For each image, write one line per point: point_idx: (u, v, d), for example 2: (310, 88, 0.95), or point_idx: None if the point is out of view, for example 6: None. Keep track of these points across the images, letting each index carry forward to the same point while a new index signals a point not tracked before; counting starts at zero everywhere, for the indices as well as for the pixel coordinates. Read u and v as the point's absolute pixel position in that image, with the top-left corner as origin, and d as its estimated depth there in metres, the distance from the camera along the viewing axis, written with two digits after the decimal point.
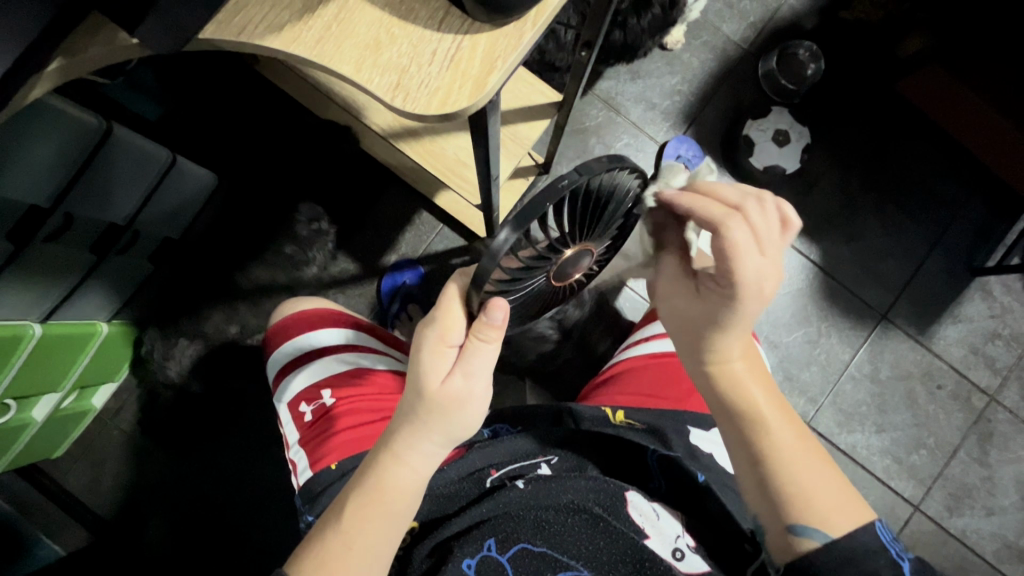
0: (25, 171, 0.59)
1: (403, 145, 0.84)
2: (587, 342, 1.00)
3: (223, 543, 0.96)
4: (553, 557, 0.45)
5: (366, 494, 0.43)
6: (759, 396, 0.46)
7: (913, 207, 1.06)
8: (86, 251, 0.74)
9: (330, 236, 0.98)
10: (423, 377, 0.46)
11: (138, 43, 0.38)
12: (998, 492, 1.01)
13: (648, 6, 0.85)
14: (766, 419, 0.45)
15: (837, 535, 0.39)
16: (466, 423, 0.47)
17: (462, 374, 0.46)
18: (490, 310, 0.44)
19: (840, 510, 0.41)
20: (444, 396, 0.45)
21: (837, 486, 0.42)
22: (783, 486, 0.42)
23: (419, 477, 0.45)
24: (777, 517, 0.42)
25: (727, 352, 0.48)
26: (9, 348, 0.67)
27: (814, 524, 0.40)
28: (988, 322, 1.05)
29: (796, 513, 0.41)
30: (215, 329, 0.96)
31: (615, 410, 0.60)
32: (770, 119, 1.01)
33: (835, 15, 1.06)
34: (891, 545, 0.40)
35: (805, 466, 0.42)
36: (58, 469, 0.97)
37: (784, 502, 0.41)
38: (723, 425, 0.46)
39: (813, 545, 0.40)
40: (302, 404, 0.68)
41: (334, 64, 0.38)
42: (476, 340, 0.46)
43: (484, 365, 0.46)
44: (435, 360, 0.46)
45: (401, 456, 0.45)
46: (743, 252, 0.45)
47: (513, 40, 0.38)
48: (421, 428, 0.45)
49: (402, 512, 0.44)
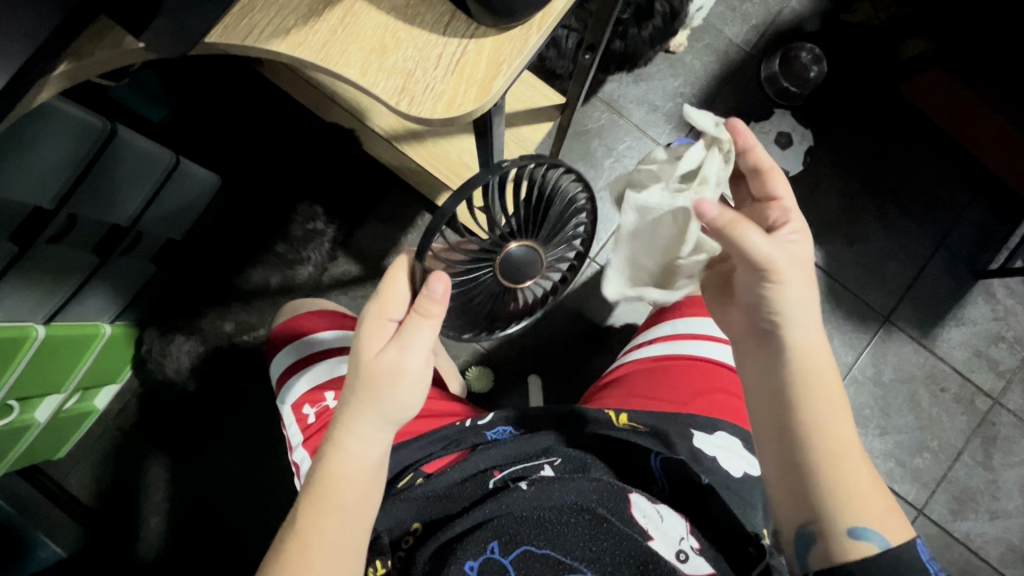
0: (30, 172, 0.59)
1: (405, 147, 0.85)
2: (590, 344, 1.00)
3: (227, 544, 0.96)
4: (556, 558, 0.46)
5: (312, 487, 0.45)
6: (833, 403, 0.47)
7: (917, 210, 1.06)
8: (90, 251, 0.74)
9: (326, 234, 0.97)
10: (363, 350, 0.47)
11: (145, 46, 0.39)
12: (1002, 495, 1.01)
13: (650, 17, 0.85)
14: (838, 414, 0.47)
15: (895, 543, 0.43)
16: (407, 402, 0.47)
17: (396, 346, 0.46)
18: (431, 282, 0.45)
19: (894, 521, 0.44)
20: (379, 365, 0.46)
21: (886, 498, 0.46)
22: (852, 488, 0.45)
23: (363, 463, 0.46)
24: (828, 521, 0.45)
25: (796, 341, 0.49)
26: (14, 351, 0.67)
27: (874, 529, 0.43)
28: (991, 325, 1.04)
29: (860, 518, 0.44)
30: (211, 326, 0.94)
31: (617, 412, 0.59)
32: (773, 122, 1.04)
33: (838, 18, 1.06)
34: (932, 564, 0.43)
35: (865, 475, 0.46)
36: (60, 470, 0.97)
37: (845, 508, 0.44)
38: (790, 424, 0.48)
39: (872, 549, 0.43)
40: (306, 406, 0.67)
41: (340, 68, 0.39)
42: (413, 314, 0.46)
43: (421, 339, 0.46)
44: (373, 332, 0.48)
45: (342, 442, 0.46)
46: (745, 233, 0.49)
47: (518, 44, 0.38)
48: (360, 405, 0.46)
49: (350, 500, 0.45)
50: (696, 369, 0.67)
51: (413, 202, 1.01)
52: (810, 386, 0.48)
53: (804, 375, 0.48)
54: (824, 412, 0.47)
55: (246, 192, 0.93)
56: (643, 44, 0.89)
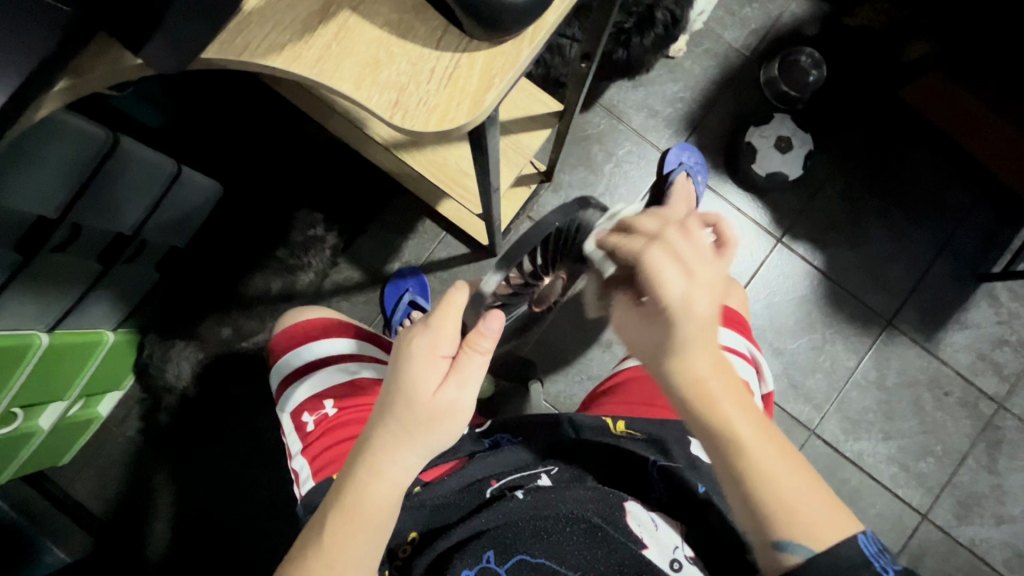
0: (34, 184, 0.60)
1: (405, 154, 0.84)
2: (590, 348, 1.00)
3: (229, 551, 0.96)
4: (552, 568, 0.45)
5: (342, 516, 0.42)
6: (734, 416, 0.43)
7: (918, 214, 1.06)
8: (93, 260, 0.75)
9: (325, 238, 0.98)
10: (414, 385, 0.44)
11: (143, 63, 0.39)
12: (1007, 500, 1.01)
13: (652, 26, 0.84)
14: (735, 422, 0.43)
15: (822, 548, 0.38)
16: (452, 436, 0.45)
17: (455, 384, 0.44)
18: (487, 320, 0.44)
19: (826, 521, 0.39)
20: (435, 406, 0.43)
21: (820, 496, 0.40)
22: (773, 494, 0.40)
23: (400, 491, 0.44)
24: (759, 530, 0.40)
25: (698, 368, 0.44)
26: (15, 359, 0.67)
27: (796, 537, 0.39)
28: (995, 328, 1.04)
29: (781, 529, 0.39)
30: (209, 333, 0.95)
31: (615, 419, 0.59)
32: (771, 126, 1.02)
33: (838, 21, 1.06)
34: (876, 558, 0.38)
35: (788, 475, 0.41)
36: (64, 477, 0.98)
37: (770, 514, 0.40)
38: (702, 445, 0.44)
39: (796, 561, 0.38)
40: (305, 414, 0.68)
41: (335, 83, 0.39)
42: (469, 350, 0.44)
43: (476, 376, 0.45)
44: (426, 368, 0.44)
45: (379, 470, 0.43)
46: (660, 270, 0.45)
47: (510, 58, 0.39)
48: (404, 440, 0.43)
49: (385, 526, 0.43)
50: None
51: (413, 208, 1.01)
52: (699, 404, 0.44)
53: (700, 388, 0.44)
54: (727, 425, 0.43)
55: (247, 197, 0.96)
56: (646, 51, 0.89)
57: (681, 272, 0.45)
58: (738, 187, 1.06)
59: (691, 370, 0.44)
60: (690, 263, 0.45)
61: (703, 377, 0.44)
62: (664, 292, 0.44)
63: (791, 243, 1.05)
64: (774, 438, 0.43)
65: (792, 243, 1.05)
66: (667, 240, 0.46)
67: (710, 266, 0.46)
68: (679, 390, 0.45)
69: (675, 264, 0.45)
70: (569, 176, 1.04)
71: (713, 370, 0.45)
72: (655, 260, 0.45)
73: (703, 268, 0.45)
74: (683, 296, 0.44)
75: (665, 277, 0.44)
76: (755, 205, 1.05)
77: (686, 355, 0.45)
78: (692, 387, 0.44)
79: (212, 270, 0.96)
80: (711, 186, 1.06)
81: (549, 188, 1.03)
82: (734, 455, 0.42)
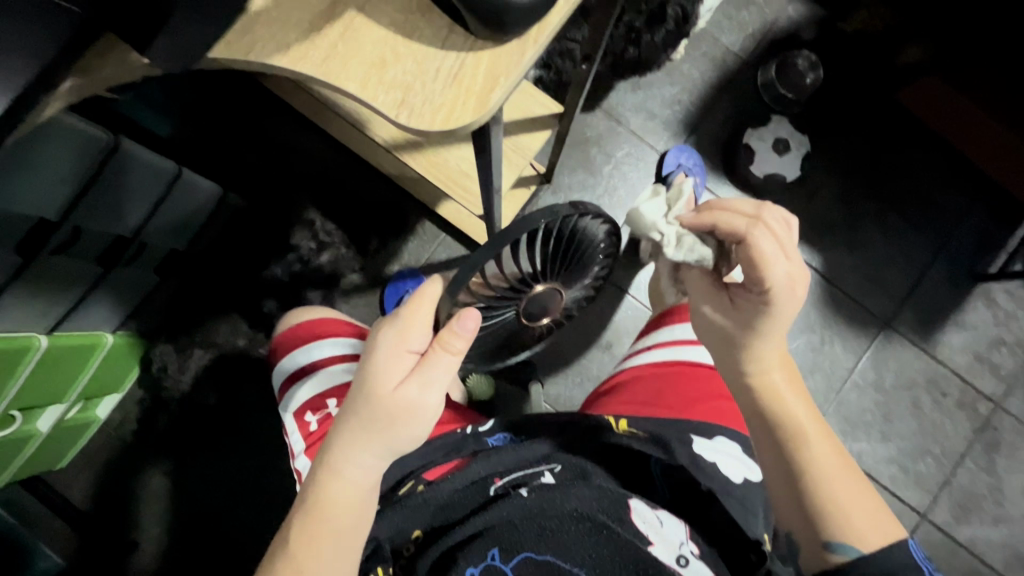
0: (37, 185, 0.60)
1: (406, 156, 0.85)
2: (589, 348, 1.01)
3: (228, 554, 0.96)
4: (557, 565, 0.45)
5: (306, 515, 0.43)
6: (795, 412, 0.48)
7: (915, 215, 1.06)
8: (92, 263, 0.75)
9: (339, 247, 0.98)
10: (376, 380, 0.44)
11: (150, 63, 0.40)
12: (1005, 500, 1.01)
13: (662, 21, 0.85)
14: (796, 416, 0.48)
15: (868, 550, 0.42)
16: (414, 436, 0.45)
17: (418, 383, 0.44)
18: (462, 319, 0.44)
19: (873, 524, 0.43)
20: (396, 403, 0.44)
21: (868, 497, 0.44)
22: (830, 492, 0.44)
23: (360, 490, 0.44)
24: (810, 528, 0.44)
25: (768, 357, 0.51)
26: (15, 363, 0.67)
27: (849, 540, 0.42)
28: (992, 329, 1.05)
29: (835, 526, 0.43)
30: (226, 339, 0.97)
31: (618, 419, 0.59)
32: (770, 128, 1.03)
33: (834, 25, 1.07)
34: (923, 562, 0.41)
35: (842, 478, 0.45)
36: (61, 480, 0.97)
37: (823, 513, 0.44)
38: (762, 438, 0.49)
39: (845, 560, 0.42)
40: (308, 413, 0.68)
41: (341, 81, 0.39)
42: (439, 349, 0.45)
43: (443, 375, 0.45)
44: (391, 361, 0.44)
45: (337, 472, 0.44)
46: (768, 258, 0.49)
47: (515, 57, 0.39)
48: (364, 435, 0.44)
49: (356, 533, 0.44)
50: (697, 376, 0.67)
51: (412, 209, 1.02)
52: (769, 396, 0.50)
53: (765, 374, 0.51)
54: (789, 423, 0.48)
55: (262, 207, 0.98)
56: (657, 51, 0.89)
57: (778, 256, 0.50)
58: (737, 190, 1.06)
59: (763, 363, 0.51)
60: (775, 254, 0.50)
61: (768, 370, 0.51)
62: (769, 271, 0.49)
63: None
64: (831, 438, 0.48)
65: None
66: (766, 222, 0.50)
67: (793, 257, 0.51)
68: (753, 375, 0.51)
69: (777, 249, 0.50)
70: (569, 178, 1.05)
71: (777, 367, 0.51)
72: (760, 241, 0.49)
73: (788, 262, 0.50)
74: (784, 277, 0.49)
75: (767, 257, 0.49)
76: None
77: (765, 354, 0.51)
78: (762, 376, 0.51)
79: (216, 275, 0.97)
80: (711, 188, 1.06)
81: (549, 190, 1.04)
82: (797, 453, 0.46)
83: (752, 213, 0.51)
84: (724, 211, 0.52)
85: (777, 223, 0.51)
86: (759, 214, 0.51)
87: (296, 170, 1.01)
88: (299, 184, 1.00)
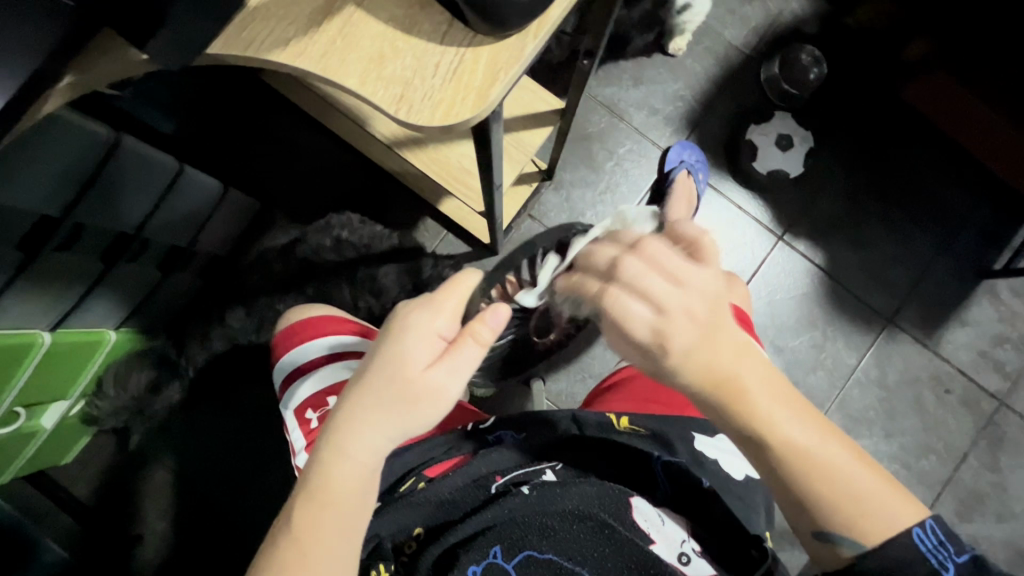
0: (39, 181, 0.59)
1: (407, 152, 0.85)
2: (590, 342, 1.00)
3: (231, 549, 0.96)
4: (558, 563, 0.46)
5: (311, 497, 0.41)
6: (770, 410, 0.41)
7: (919, 212, 1.06)
8: (97, 260, 0.75)
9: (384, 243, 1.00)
10: (406, 358, 0.44)
11: (148, 58, 0.39)
12: (1009, 498, 1.01)
13: None
14: (765, 413, 0.41)
15: (872, 543, 0.39)
16: (426, 422, 0.45)
17: (447, 368, 0.44)
18: (492, 313, 0.46)
19: (878, 516, 0.39)
20: (422, 385, 0.44)
21: (864, 473, 0.41)
22: (828, 493, 0.40)
23: (368, 472, 0.43)
24: (809, 521, 0.41)
25: (732, 372, 0.41)
26: (19, 359, 0.67)
27: (847, 532, 0.40)
28: (996, 326, 1.04)
29: (836, 522, 0.40)
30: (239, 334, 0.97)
31: (619, 416, 0.60)
32: (773, 124, 1.04)
33: (838, 20, 1.06)
34: (933, 552, 0.38)
35: (840, 464, 0.41)
36: (64, 476, 0.97)
37: (821, 509, 0.40)
38: (738, 445, 0.43)
39: (848, 555, 0.40)
40: (308, 411, 0.68)
41: (340, 77, 0.39)
42: (468, 337, 0.45)
43: (469, 364, 0.45)
44: (422, 344, 0.45)
45: (348, 449, 0.42)
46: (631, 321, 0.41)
47: (515, 52, 0.39)
48: (383, 410, 0.43)
49: (354, 515, 0.42)
50: None
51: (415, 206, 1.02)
52: (731, 407, 0.41)
53: (728, 383, 0.41)
54: (775, 436, 0.41)
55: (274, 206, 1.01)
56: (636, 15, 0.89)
57: (650, 304, 0.41)
58: (739, 186, 1.06)
59: (718, 377, 0.41)
60: (664, 291, 0.41)
61: (731, 371, 0.41)
62: (636, 334, 0.41)
63: (792, 241, 1.05)
64: (822, 422, 0.42)
65: (793, 242, 1.05)
66: (625, 275, 0.41)
67: (687, 286, 0.41)
68: (706, 395, 0.42)
69: (641, 298, 0.41)
70: (570, 174, 1.04)
71: (745, 365, 0.42)
72: (618, 301, 0.41)
73: (680, 296, 0.41)
74: (657, 330, 0.41)
75: (634, 316, 0.41)
76: (756, 203, 1.06)
77: (719, 363, 0.41)
78: (728, 392, 0.41)
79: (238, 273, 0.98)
80: (713, 184, 1.06)
81: (550, 186, 1.04)
82: (774, 455, 0.41)
83: (609, 259, 0.42)
84: (590, 263, 0.44)
85: (639, 268, 0.41)
86: (621, 254, 0.42)
87: (297, 167, 1.01)
88: (302, 180, 1.01)
